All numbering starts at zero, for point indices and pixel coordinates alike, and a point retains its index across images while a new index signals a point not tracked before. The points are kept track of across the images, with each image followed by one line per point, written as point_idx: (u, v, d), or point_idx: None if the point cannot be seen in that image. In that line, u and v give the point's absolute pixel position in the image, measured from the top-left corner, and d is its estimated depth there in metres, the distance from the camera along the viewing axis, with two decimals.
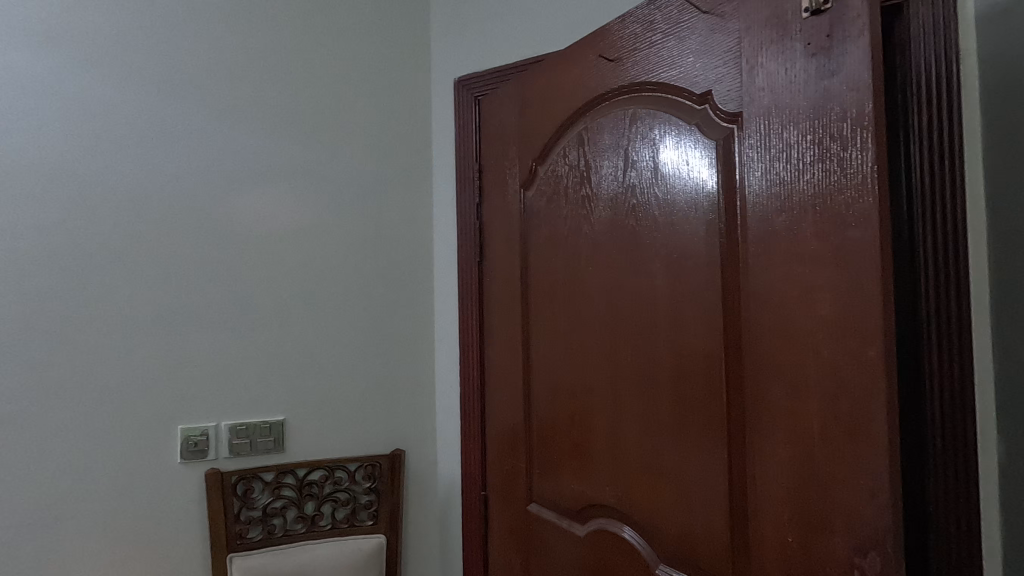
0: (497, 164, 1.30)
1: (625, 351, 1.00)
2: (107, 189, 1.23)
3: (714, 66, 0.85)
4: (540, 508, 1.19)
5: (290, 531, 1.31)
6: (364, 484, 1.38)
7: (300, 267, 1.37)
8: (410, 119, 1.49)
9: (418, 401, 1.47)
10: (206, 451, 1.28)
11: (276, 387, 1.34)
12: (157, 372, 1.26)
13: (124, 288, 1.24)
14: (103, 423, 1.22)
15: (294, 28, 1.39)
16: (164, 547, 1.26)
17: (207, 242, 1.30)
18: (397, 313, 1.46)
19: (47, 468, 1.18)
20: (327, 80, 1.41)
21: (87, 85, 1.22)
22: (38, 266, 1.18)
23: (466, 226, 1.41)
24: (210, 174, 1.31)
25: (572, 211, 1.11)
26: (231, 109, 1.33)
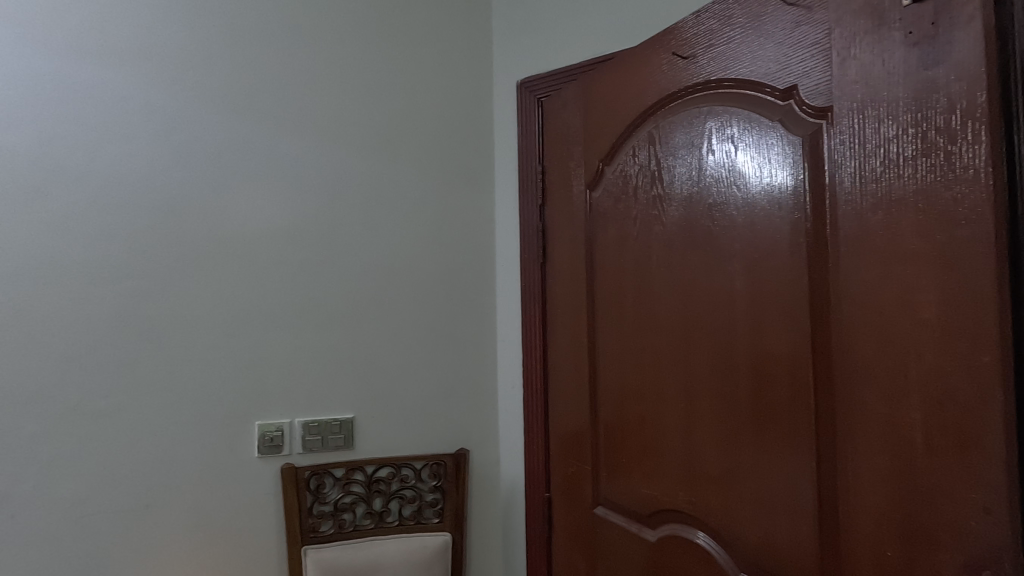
0: (562, 166, 1.30)
1: (700, 353, 0.98)
2: (193, 196, 1.30)
3: (799, 61, 0.82)
4: (607, 511, 1.18)
5: (359, 526, 1.35)
6: (429, 483, 1.40)
7: (369, 269, 1.41)
8: (473, 122, 1.51)
9: (481, 401, 1.49)
10: (281, 447, 1.33)
11: (346, 385, 1.38)
12: (237, 369, 1.32)
13: (208, 290, 1.31)
14: (189, 417, 1.29)
15: (362, 36, 1.43)
16: (243, 537, 1.32)
17: (283, 245, 1.35)
18: (461, 315, 1.48)
19: (140, 459, 1.26)
20: (393, 86, 1.45)
21: (175, 98, 1.30)
22: (131, 269, 1.26)
23: (529, 227, 1.41)
24: (286, 180, 1.36)
25: (642, 211, 1.09)
26: (305, 118, 1.38)
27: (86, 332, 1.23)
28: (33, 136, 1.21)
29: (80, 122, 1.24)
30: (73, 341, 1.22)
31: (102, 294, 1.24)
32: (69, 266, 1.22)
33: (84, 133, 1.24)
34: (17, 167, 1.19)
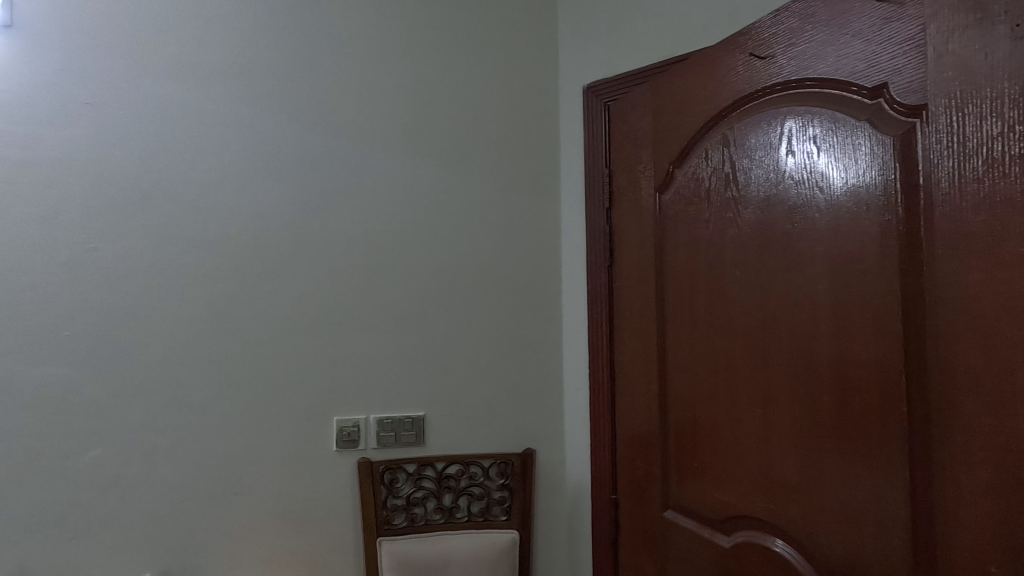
0: (630, 169, 1.31)
1: (778, 359, 0.96)
2: (276, 204, 1.39)
3: (889, 59, 0.80)
4: (678, 516, 1.18)
5: (430, 520, 1.39)
6: (497, 481, 1.43)
7: (439, 272, 1.46)
8: (539, 127, 1.53)
9: (547, 401, 1.51)
10: (358, 441, 1.40)
11: (418, 384, 1.43)
12: (316, 367, 1.39)
13: (291, 292, 1.39)
14: (273, 411, 1.37)
15: (432, 48, 1.48)
16: (321, 526, 1.39)
17: (359, 250, 1.42)
18: (527, 316, 1.50)
19: (230, 449, 1.35)
20: (461, 93, 1.49)
21: (260, 113, 1.39)
22: (223, 272, 1.36)
23: (595, 230, 1.42)
24: (362, 188, 1.43)
25: (715, 214, 1.09)
26: (380, 128, 1.45)
27: (184, 331, 1.34)
28: (140, 151, 1.33)
29: (179, 137, 1.34)
30: (173, 339, 1.33)
31: (197, 296, 1.34)
32: (170, 270, 1.33)
33: (180, 147, 1.34)
34: (127, 180, 1.32)
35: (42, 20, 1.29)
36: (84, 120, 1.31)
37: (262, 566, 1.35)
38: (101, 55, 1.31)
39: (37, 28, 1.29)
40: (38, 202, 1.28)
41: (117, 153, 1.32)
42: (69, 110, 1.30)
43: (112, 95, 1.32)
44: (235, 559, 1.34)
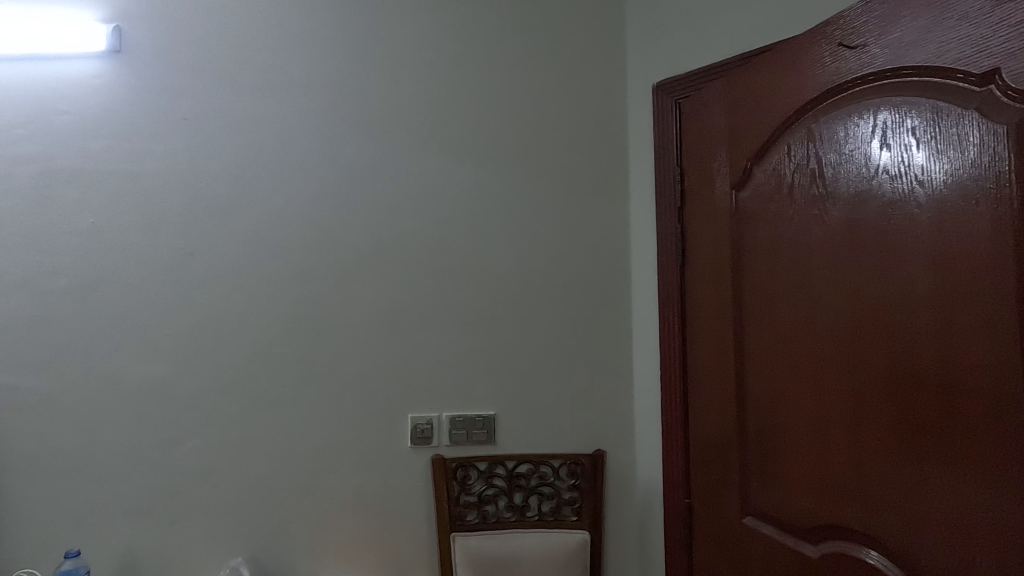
0: (704, 167, 1.28)
1: (871, 362, 0.92)
2: (352, 209, 1.43)
3: (1001, 42, 0.75)
4: (758, 523, 1.14)
5: (501, 518, 1.41)
6: (567, 481, 1.42)
7: (508, 273, 1.46)
8: (607, 125, 1.50)
9: (618, 403, 1.48)
10: (431, 438, 1.43)
11: (487, 385, 1.45)
12: (390, 367, 1.43)
13: (366, 294, 1.43)
14: (351, 408, 1.42)
15: (499, 50, 1.48)
16: (396, 521, 1.42)
17: (430, 252, 1.45)
18: (596, 317, 1.48)
19: (310, 444, 1.41)
20: (529, 94, 1.48)
21: (338, 122, 1.44)
22: (305, 276, 1.42)
23: (666, 229, 1.38)
24: (433, 191, 1.45)
25: (799, 211, 1.05)
26: (450, 132, 1.46)
27: (270, 331, 1.41)
28: (228, 162, 1.42)
29: (263, 148, 1.42)
30: (260, 338, 1.41)
31: (281, 298, 1.42)
32: (255, 273, 1.41)
33: (265, 157, 1.42)
34: (219, 190, 1.41)
35: (147, 47, 1.42)
36: (181, 135, 1.42)
37: (342, 556, 1.41)
38: (195, 74, 1.42)
39: (143, 55, 1.42)
40: (144, 212, 1.41)
41: (209, 165, 1.41)
42: (171, 127, 1.42)
43: (206, 111, 1.42)
44: (317, 548, 1.41)
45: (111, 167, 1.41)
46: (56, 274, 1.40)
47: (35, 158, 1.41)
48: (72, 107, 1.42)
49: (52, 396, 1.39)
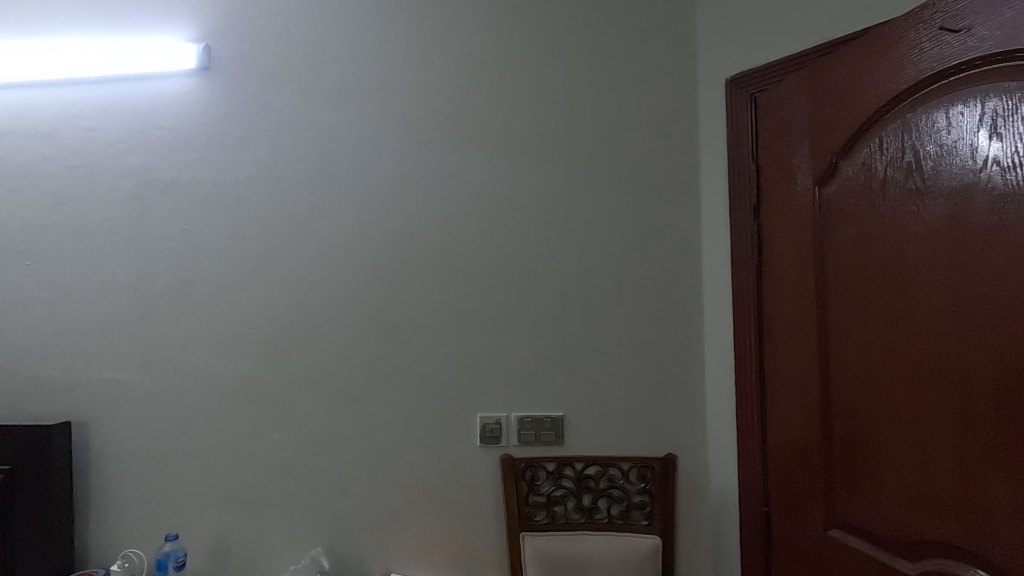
0: (783, 161, 1.22)
1: (979, 367, 0.87)
2: (422, 212, 1.46)
3: None
4: (845, 535, 1.10)
5: (570, 519, 1.40)
6: (637, 484, 1.40)
7: (574, 273, 1.44)
8: (677, 117, 1.44)
9: (690, 407, 1.42)
10: (499, 438, 1.44)
11: (555, 387, 1.44)
12: (459, 367, 1.45)
13: (435, 296, 1.46)
14: (421, 407, 1.45)
15: (564, 46, 1.46)
16: (466, 518, 1.44)
17: (496, 252, 1.45)
18: (666, 318, 1.43)
19: (384, 441, 1.45)
20: (595, 89, 1.45)
21: (407, 127, 1.47)
22: (378, 277, 1.47)
23: (741, 228, 1.32)
24: (499, 192, 1.45)
25: (893, 208, 1.00)
26: (515, 132, 1.45)
27: (346, 331, 1.47)
28: (306, 170, 1.48)
29: (338, 155, 1.48)
30: (337, 338, 1.47)
31: (356, 299, 1.47)
32: (332, 276, 1.47)
33: (340, 164, 1.48)
34: (298, 197, 1.48)
35: (233, 64, 1.51)
36: (264, 146, 1.50)
37: (414, 550, 1.45)
38: (276, 87, 1.50)
39: (229, 71, 1.52)
40: (230, 219, 1.50)
41: (289, 173, 1.49)
42: (254, 138, 1.50)
43: (287, 121, 1.49)
44: (391, 541, 1.45)
45: (201, 178, 1.51)
46: (153, 276, 1.52)
47: (136, 170, 1.53)
48: (168, 122, 1.53)
49: (152, 390, 1.51)
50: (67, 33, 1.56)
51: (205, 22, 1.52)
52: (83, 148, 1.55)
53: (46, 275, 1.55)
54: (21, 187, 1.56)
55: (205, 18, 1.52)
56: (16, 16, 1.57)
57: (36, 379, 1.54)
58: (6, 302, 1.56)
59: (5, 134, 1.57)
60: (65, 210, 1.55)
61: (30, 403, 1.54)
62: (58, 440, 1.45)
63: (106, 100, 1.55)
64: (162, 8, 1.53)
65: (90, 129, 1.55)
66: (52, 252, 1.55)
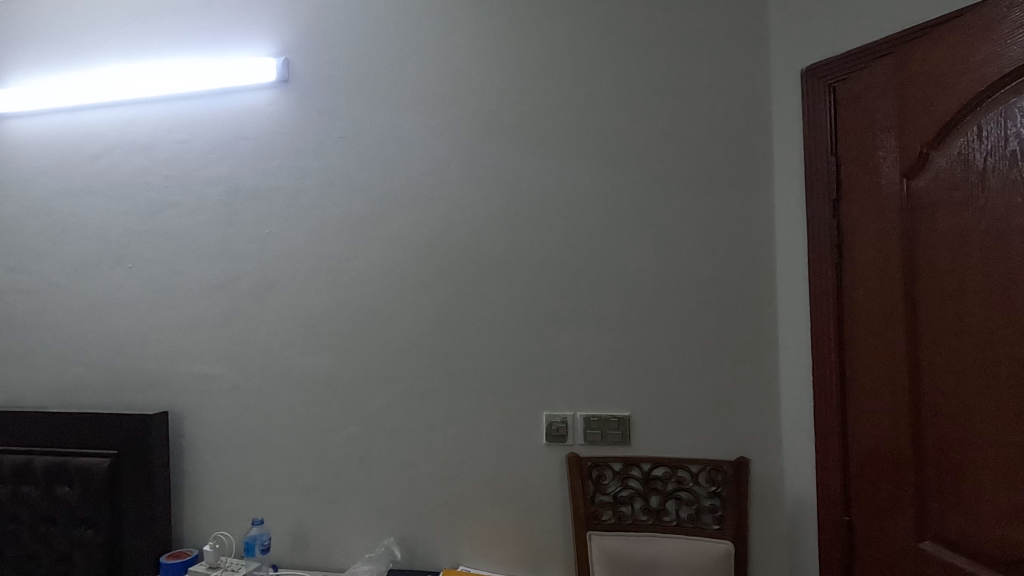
0: (866, 153, 1.17)
1: None
2: (488, 213, 1.49)
3: None
4: (939, 549, 1.05)
5: (638, 520, 1.38)
6: (708, 488, 1.37)
7: (641, 272, 1.43)
8: (749, 111, 1.39)
9: (762, 411, 1.38)
10: (565, 436, 1.44)
11: (622, 386, 1.43)
12: (525, 366, 1.47)
13: (502, 295, 1.48)
14: (488, 405, 1.48)
15: (629, 43, 1.44)
16: (531, 515, 1.46)
17: (561, 253, 1.46)
18: (737, 318, 1.39)
19: (452, 437, 1.49)
20: (662, 86, 1.43)
21: (473, 131, 1.50)
22: (445, 278, 1.51)
23: (818, 224, 1.27)
24: (564, 193, 1.46)
25: (995, 200, 0.97)
26: (580, 132, 1.46)
27: (415, 330, 1.52)
28: (378, 175, 1.55)
29: (408, 159, 1.53)
30: (406, 336, 1.52)
31: (425, 298, 1.52)
32: (402, 276, 1.53)
33: (410, 168, 1.53)
34: (370, 201, 1.55)
35: (311, 76, 1.60)
36: (339, 153, 1.57)
37: (481, 544, 1.48)
38: (350, 97, 1.57)
39: (307, 82, 1.60)
40: (308, 223, 1.58)
41: (362, 177, 1.55)
42: (330, 146, 1.58)
43: (360, 128, 1.56)
44: (459, 535, 1.49)
45: (282, 184, 1.60)
46: (239, 278, 1.62)
47: (223, 179, 1.64)
48: (252, 133, 1.63)
49: (239, 383, 1.61)
50: (162, 55, 1.70)
51: (285, 37, 1.61)
52: (177, 159, 1.68)
53: (146, 277, 1.69)
54: (125, 196, 1.71)
55: (285, 34, 1.61)
56: (121, 42, 1.73)
57: (138, 372, 1.68)
58: (112, 302, 1.71)
59: (111, 149, 1.73)
60: (162, 216, 1.68)
61: (133, 394, 1.69)
62: (157, 428, 1.58)
63: (197, 115, 1.67)
64: (246, 26, 1.64)
65: (183, 141, 1.68)
66: (151, 256, 1.68)
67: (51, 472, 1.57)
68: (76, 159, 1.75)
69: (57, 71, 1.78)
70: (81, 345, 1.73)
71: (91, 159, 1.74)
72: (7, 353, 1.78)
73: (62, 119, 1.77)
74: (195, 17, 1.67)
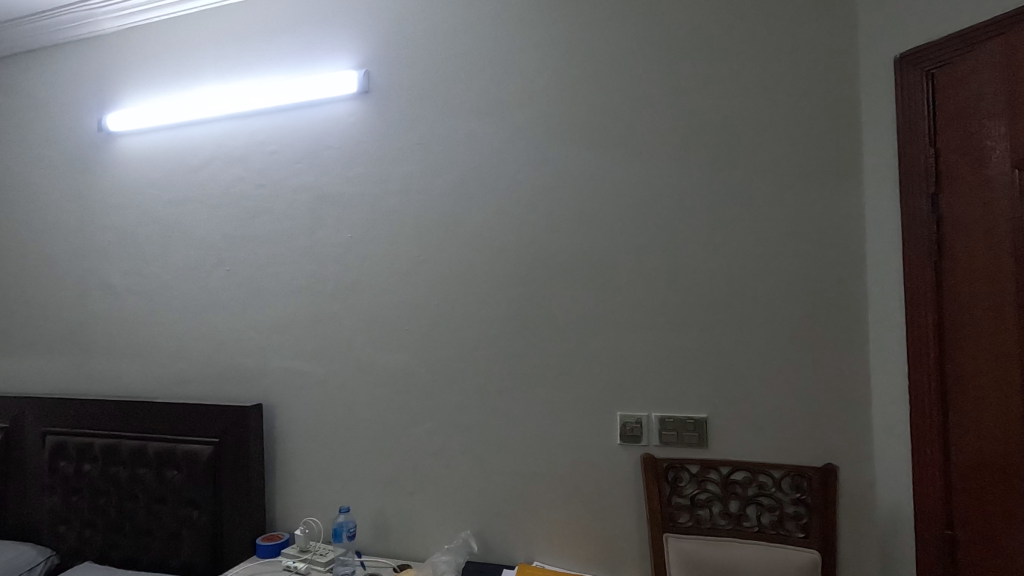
0: (971, 144, 1.11)
1: None
2: (561, 214, 1.51)
3: None
4: None
5: (716, 525, 1.36)
6: (791, 494, 1.32)
7: (718, 271, 1.40)
8: (835, 102, 1.33)
9: (851, 416, 1.31)
10: (640, 437, 1.43)
11: (699, 387, 1.41)
12: (598, 366, 1.47)
13: (575, 295, 1.50)
14: (562, 404, 1.50)
15: (705, 40, 1.42)
16: (606, 515, 1.46)
17: (636, 253, 1.45)
18: (823, 318, 1.33)
19: (526, 434, 1.52)
20: (739, 80, 1.39)
21: (546, 133, 1.53)
22: (519, 278, 1.54)
23: (914, 219, 1.21)
24: (638, 193, 1.45)
25: None
26: (654, 131, 1.45)
27: (490, 329, 1.56)
28: (454, 179, 1.60)
29: (482, 163, 1.58)
30: (481, 336, 1.57)
31: (499, 299, 1.55)
32: (477, 277, 1.57)
33: (483, 171, 1.57)
34: (446, 205, 1.61)
35: (389, 87, 1.67)
36: (416, 159, 1.64)
37: (555, 541, 1.50)
38: (426, 104, 1.63)
39: (385, 93, 1.68)
40: (388, 227, 1.66)
41: (438, 182, 1.61)
42: (408, 152, 1.65)
43: (436, 135, 1.62)
44: (533, 531, 1.52)
45: (364, 190, 1.69)
46: (325, 280, 1.72)
47: (310, 186, 1.75)
48: (336, 142, 1.73)
49: (325, 378, 1.71)
50: (255, 73, 1.83)
51: (365, 51, 1.70)
52: (268, 169, 1.80)
53: (242, 279, 1.82)
54: (223, 204, 1.86)
55: (365, 48, 1.70)
56: (219, 63, 1.88)
57: (235, 366, 1.82)
58: (212, 302, 1.86)
59: (210, 161, 1.88)
60: (255, 223, 1.82)
61: (231, 387, 1.83)
62: (253, 418, 1.71)
63: (286, 127, 1.79)
64: (329, 42, 1.74)
65: (273, 152, 1.80)
66: (246, 259, 1.82)
67: (163, 456, 1.73)
68: (180, 171, 1.92)
69: (164, 92, 1.96)
70: (186, 341, 1.89)
71: (193, 170, 1.90)
72: (123, 348, 1.97)
73: (168, 136, 1.95)
74: (283, 36, 1.79)
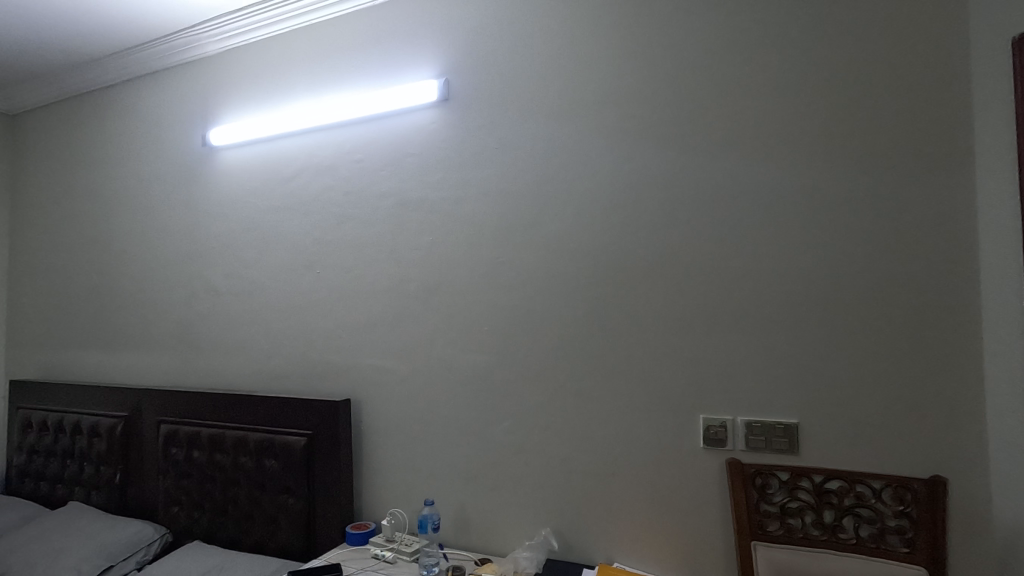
0: None
1: None
2: (640, 214, 1.50)
3: None
4: None
5: (809, 535, 1.31)
6: (893, 506, 1.25)
7: (809, 269, 1.35)
8: (941, 89, 1.25)
9: (963, 424, 1.22)
10: (725, 441, 1.40)
11: (788, 390, 1.36)
12: (679, 367, 1.46)
13: (655, 295, 1.48)
14: (643, 405, 1.49)
15: (793, 31, 1.37)
16: (688, 519, 1.44)
17: (718, 252, 1.43)
18: (929, 319, 1.25)
19: (606, 433, 1.53)
20: (831, 71, 1.34)
21: (624, 133, 1.53)
22: (598, 278, 1.54)
23: None
24: (720, 191, 1.43)
25: None
26: (737, 127, 1.41)
27: (569, 329, 1.58)
28: (531, 180, 1.63)
29: (559, 165, 1.60)
30: (559, 335, 1.59)
31: (577, 299, 1.57)
32: (556, 277, 1.59)
33: (561, 172, 1.59)
34: (524, 206, 1.64)
35: (468, 94, 1.73)
36: (494, 162, 1.68)
37: (635, 543, 1.49)
38: (504, 109, 1.67)
39: (464, 100, 1.73)
40: (467, 229, 1.71)
41: (516, 183, 1.65)
42: (486, 156, 1.69)
43: (514, 138, 1.66)
44: (613, 532, 1.51)
45: (444, 194, 1.75)
46: (407, 281, 1.80)
47: (393, 192, 1.83)
48: (418, 148, 1.80)
49: (407, 376, 1.79)
50: (342, 87, 1.94)
51: (445, 60, 1.76)
52: (355, 177, 1.91)
53: (330, 280, 1.94)
54: (314, 210, 1.98)
55: (445, 57, 1.76)
56: (309, 79, 2.00)
57: (325, 363, 1.94)
58: (303, 302, 1.99)
59: (301, 171, 2.01)
60: (342, 228, 1.92)
61: (321, 382, 1.94)
62: (343, 412, 1.81)
63: (370, 136, 1.88)
64: (411, 54, 1.82)
65: (359, 160, 1.90)
66: (335, 262, 1.93)
67: (262, 446, 1.87)
68: (274, 181, 2.07)
69: (260, 109, 2.11)
70: (280, 339, 2.03)
71: (286, 180, 2.04)
72: (225, 344, 2.15)
73: (263, 149, 2.10)
74: (368, 51, 1.89)
